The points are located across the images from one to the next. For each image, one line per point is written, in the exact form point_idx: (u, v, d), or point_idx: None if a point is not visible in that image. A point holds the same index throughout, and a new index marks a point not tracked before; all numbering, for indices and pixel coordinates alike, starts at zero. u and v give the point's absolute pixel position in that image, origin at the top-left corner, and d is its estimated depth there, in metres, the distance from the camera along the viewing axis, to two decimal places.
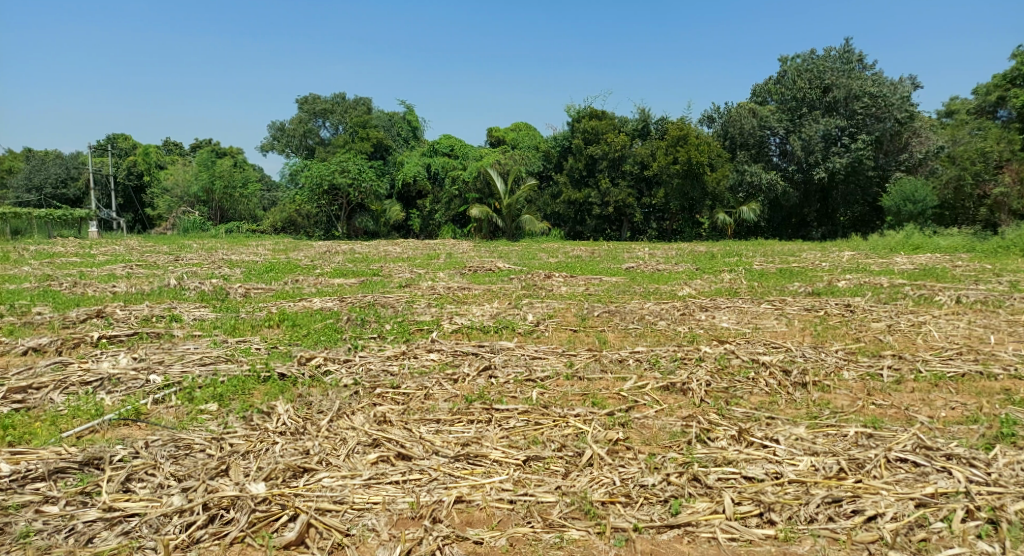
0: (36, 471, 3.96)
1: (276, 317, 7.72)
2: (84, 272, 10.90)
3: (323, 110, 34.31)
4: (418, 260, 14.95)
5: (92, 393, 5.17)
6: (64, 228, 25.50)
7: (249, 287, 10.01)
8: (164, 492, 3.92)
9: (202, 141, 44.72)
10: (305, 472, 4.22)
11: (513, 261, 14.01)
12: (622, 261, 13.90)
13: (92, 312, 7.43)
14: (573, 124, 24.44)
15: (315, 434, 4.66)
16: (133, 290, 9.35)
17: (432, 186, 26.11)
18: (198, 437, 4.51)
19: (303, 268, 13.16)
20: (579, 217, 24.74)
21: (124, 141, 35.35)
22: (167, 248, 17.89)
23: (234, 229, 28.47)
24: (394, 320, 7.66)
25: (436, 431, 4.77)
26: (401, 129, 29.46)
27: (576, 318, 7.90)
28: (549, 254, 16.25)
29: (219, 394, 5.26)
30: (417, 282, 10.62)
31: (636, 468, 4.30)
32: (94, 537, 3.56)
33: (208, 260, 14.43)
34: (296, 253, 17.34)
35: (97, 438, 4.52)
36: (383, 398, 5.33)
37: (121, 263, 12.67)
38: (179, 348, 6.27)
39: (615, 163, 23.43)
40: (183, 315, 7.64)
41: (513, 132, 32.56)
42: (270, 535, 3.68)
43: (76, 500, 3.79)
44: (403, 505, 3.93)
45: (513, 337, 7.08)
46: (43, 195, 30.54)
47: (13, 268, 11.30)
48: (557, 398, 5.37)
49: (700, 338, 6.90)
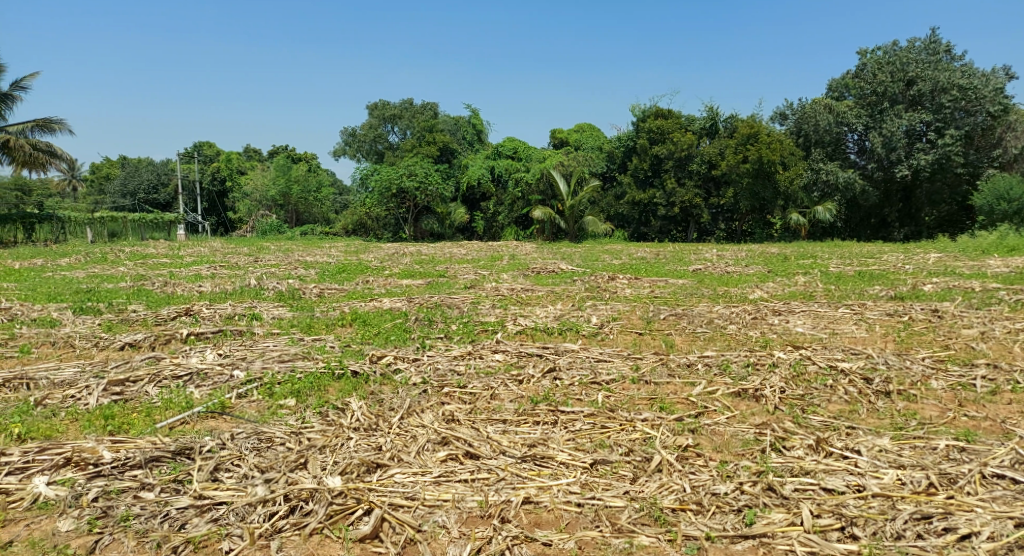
0: (134, 459, 4.20)
1: (348, 317, 7.95)
2: (174, 272, 11.58)
3: (391, 115, 35.00)
4: (483, 262, 15.09)
5: (182, 387, 5.46)
6: (155, 231, 27.11)
7: (323, 287, 10.34)
8: (249, 483, 4.10)
9: (279, 148, 46.57)
10: (378, 467, 4.34)
11: (576, 262, 13.95)
12: (689, 263, 13.70)
13: (180, 310, 7.84)
14: (638, 123, 24.15)
15: (387, 431, 4.79)
16: (218, 289, 9.83)
17: (495, 188, 26.25)
18: (279, 431, 4.71)
19: (374, 269, 13.52)
20: (643, 218, 24.45)
21: (209, 148, 37.23)
22: (247, 249, 18.79)
23: (309, 231, 29.58)
24: (460, 320, 7.77)
25: (504, 432, 4.82)
26: (466, 132, 30.10)
27: (641, 321, 7.81)
28: (614, 255, 16.15)
29: (297, 390, 5.47)
30: (482, 283, 10.75)
31: (708, 476, 4.23)
32: (186, 523, 3.75)
33: (285, 260, 15.02)
34: (367, 254, 17.89)
35: (188, 429, 4.78)
36: (450, 397, 5.42)
37: (206, 263, 13.36)
38: (260, 346, 6.55)
39: (682, 163, 23.04)
40: (262, 314, 7.98)
41: (577, 133, 32.48)
42: (346, 528, 3.80)
43: (170, 488, 4.00)
44: (472, 503, 3.99)
45: (578, 339, 7.07)
46: (137, 201, 32.53)
47: (110, 267, 12.11)
48: (624, 401, 5.33)
49: (774, 344, 6.70)
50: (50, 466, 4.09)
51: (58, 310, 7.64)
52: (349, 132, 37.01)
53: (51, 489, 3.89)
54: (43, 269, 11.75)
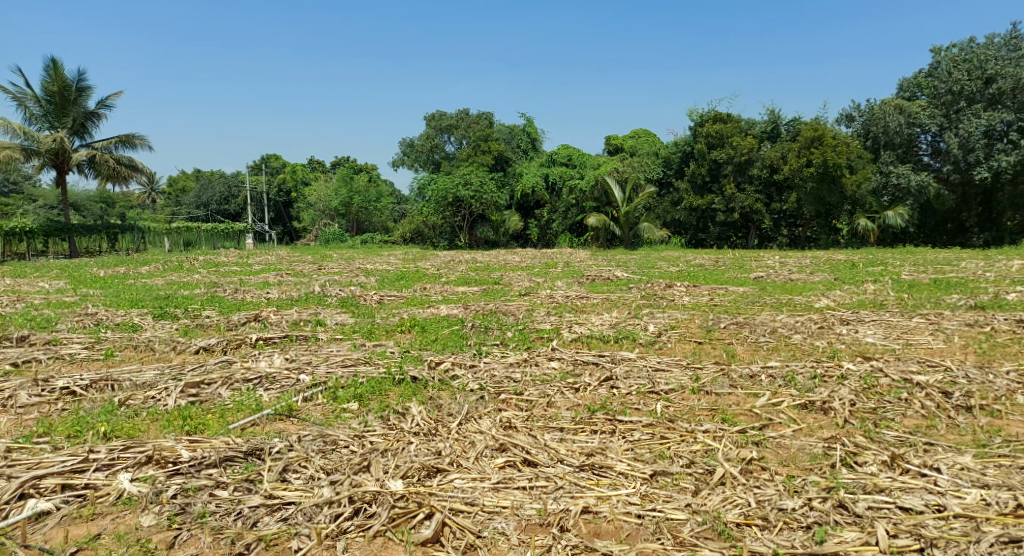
0: (210, 458, 4.37)
1: (406, 323, 8.09)
2: (243, 279, 12.02)
3: (448, 126, 35.50)
4: (537, 269, 15.10)
5: (252, 390, 5.67)
6: (226, 240, 28.33)
7: (383, 294, 10.56)
8: (316, 484, 4.22)
9: (342, 159, 47.90)
10: (438, 472, 4.40)
11: (633, 270, 13.82)
12: (751, 270, 13.40)
13: (250, 316, 8.15)
14: (696, 128, 23.80)
15: (446, 436, 4.85)
16: (284, 296, 10.15)
17: (550, 196, 26.28)
18: (343, 434, 4.83)
19: (430, 277, 13.72)
20: (701, 224, 23.95)
21: (276, 161, 38.65)
22: (311, 257, 19.30)
23: (369, 240, 30.33)
24: (516, 327, 7.81)
25: (561, 440, 4.82)
26: (521, 141, 30.39)
27: (701, 329, 7.68)
28: (671, 262, 15.91)
29: (360, 394, 5.61)
30: (537, 290, 10.79)
31: (774, 490, 4.13)
32: (258, 521, 3.89)
33: (348, 268, 15.42)
34: (424, 262, 18.17)
35: (258, 430, 4.96)
36: (507, 404, 5.46)
37: (273, 271, 13.83)
38: (324, 351, 6.75)
39: (741, 167, 22.51)
40: (326, 320, 8.21)
41: (632, 139, 32.28)
42: (408, 531, 3.87)
43: (243, 487, 4.15)
44: (531, 511, 4.01)
45: (635, 347, 7.00)
46: (210, 211, 33.99)
47: (186, 275, 12.69)
48: (685, 412, 5.25)
49: (842, 354, 6.50)
50: (133, 463, 4.28)
51: (139, 316, 8.05)
52: (407, 142, 37.80)
53: (134, 485, 4.06)
54: (123, 277, 12.39)
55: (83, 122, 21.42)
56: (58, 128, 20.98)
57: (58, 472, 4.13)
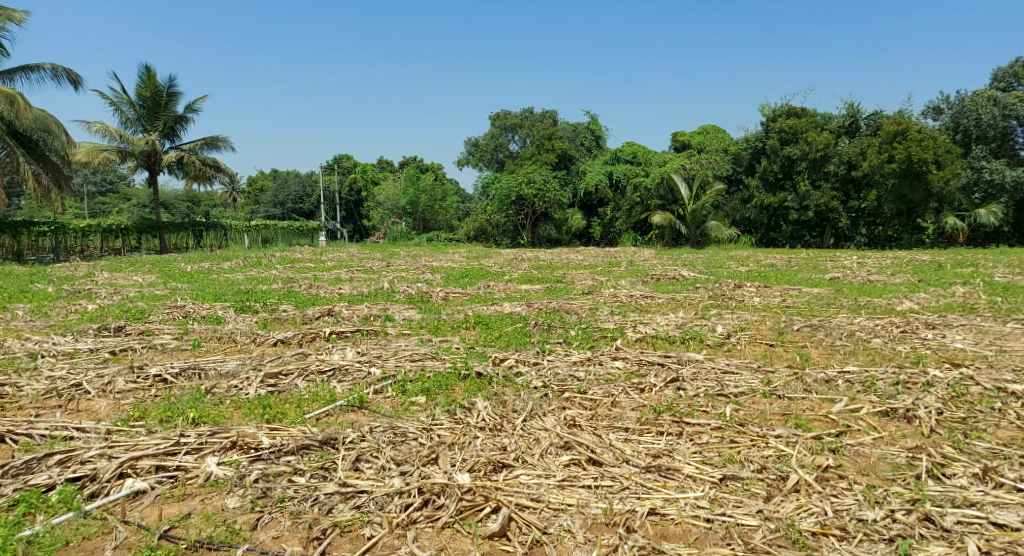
0: (288, 446, 4.57)
1: (471, 320, 8.20)
2: (317, 275, 12.45)
3: (512, 125, 35.62)
4: (600, 267, 15.07)
5: (326, 382, 5.88)
6: (301, 238, 29.78)
7: (448, 291, 10.73)
8: (387, 474, 4.34)
9: (409, 159, 48.82)
10: (504, 467, 4.46)
11: (700, 270, 13.54)
12: (826, 271, 12.98)
13: (323, 310, 8.43)
14: (768, 123, 23.16)
15: (511, 432, 4.91)
16: (355, 291, 10.46)
17: (613, 194, 26.06)
18: (412, 426, 4.95)
19: (494, 274, 13.87)
20: (773, 223, 23.26)
21: (346, 160, 39.75)
22: (381, 255, 19.77)
23: (434, 238, 30.87)
24: (579, 326, 7.80)
25: (626, 440, 4.79)
26: (585, 139, 30.27)
27: (772, 332, 7.49)
28: (740, 262, 15.51)
29: (427, 388, 5.73)
30: (600, 289, 10.74)
31: (853, 500, 4.00)
32: (333, 508, 4.03)
33: (413, 265, 15.78)
34: (488, 260, 18.38)
35: (332, 420, 5.14)
36: (572, 402, 5.46)
37: (345, 268, 14.29)
38: (393, 345, 6.93)
39: (817, 164, 21.71)
40: (395, 315, 8.41)
41: (700, 136, 31.69)
42: (476, 524, 3.94)
43: (318, 474, 4.31)
44: (597, 510, 4.02)
45: (702, 349, 6.89)
46: (286, 210, 35.43)
47: (264, 270, 13.29)
48: (755, 416, 5.15)
49: (927, 360, 6.22)
50: (219, 448, 4.51)
51: (223, 309, 8.46)
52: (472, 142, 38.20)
53: (221, 469, 4.28)
54: (208, 272, 13.01)
55: (172, 125, 22.51)
56: (150, 132, 22.15)
57: (152, 454, 4.39)
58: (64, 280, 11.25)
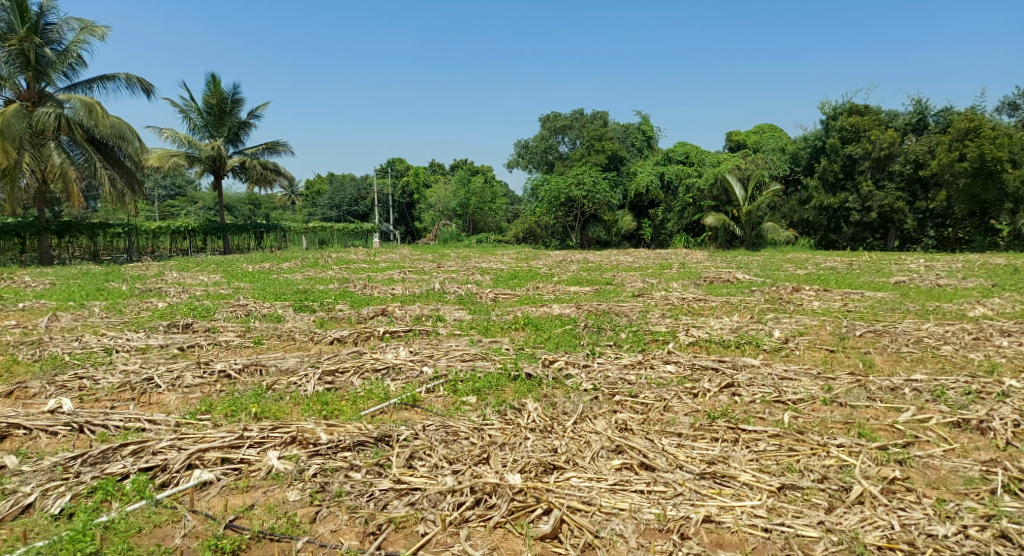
0: (344, 442, 4.67)
1: (521, 321, 8.22)
2: (371, 276, 12.68)
3: (562, 126, 35.53)
4: (651, 269, 14.90)
5: (380, 380, 5.99)
6: (355, 239, 30.46)
7: (498, 292, 10.77)
8: (439, 472, 4.39)
9: (460, 162, 49.31)
10: (554, 469, 4.46)
11: (755, 272, 13.23)
12: (890, 274, 12.52)
13: (377, 310, 8.59)
14: (829, 121, 22.49)
15: (561, 434, 4.90)
16: (407, 292, 10.61)
17: (665, 195, 25.65)
18: (463, 425, 5.00)
19: (543, 276, 13.86)
20: (833, 224, 22.54)
21: (399, 163, 40.38)
22: (432, 256, 20.00)
23: (484, 239, 31.06)
24: (630, 329, 7.74)
25: (679, 445, 4.72)
26: (636, 139, 30.02)
27: (833, 337, 7.27)
28: (798, 264, 15.07)
29: (478, 388, 5.78)
30: (651, 292, 10.62)
31: (922, 514, 3.88)
32: (388, 504, 4.10)
33: (464, 266, 15.89)
34: (537, 262, 18.37)
35: (386, 418, 5.23)
36: (623, 406, 5.42)
37: (398, 269, 14.51)
38: (445, 345, 7.01)
39: (881, 163, 20.94)
40: (446, 316, 8.50)
41: (756, 135, 31.03)
42: (528, 525, 3.95)
43: (374, 470, 4.40)
44: (650, 515, 3.98)
45: (758, 353, 6.75)
46: (342, 212, 36.32)
47: (319, 271, 13.60)
48: (815, 424, 5.01)
49: (1002, 369, 5.95)
50: (280, 442, 4.64)
51: (282, 307, 8.70)
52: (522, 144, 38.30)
53: (281, 462, 4.41)
54: (268, 272, 13.40)
55: (236, 132, 23.23)
56: (215, 137, 22.96)
57: (218, 446, 4.55)
58: (135, 279, 11.78)
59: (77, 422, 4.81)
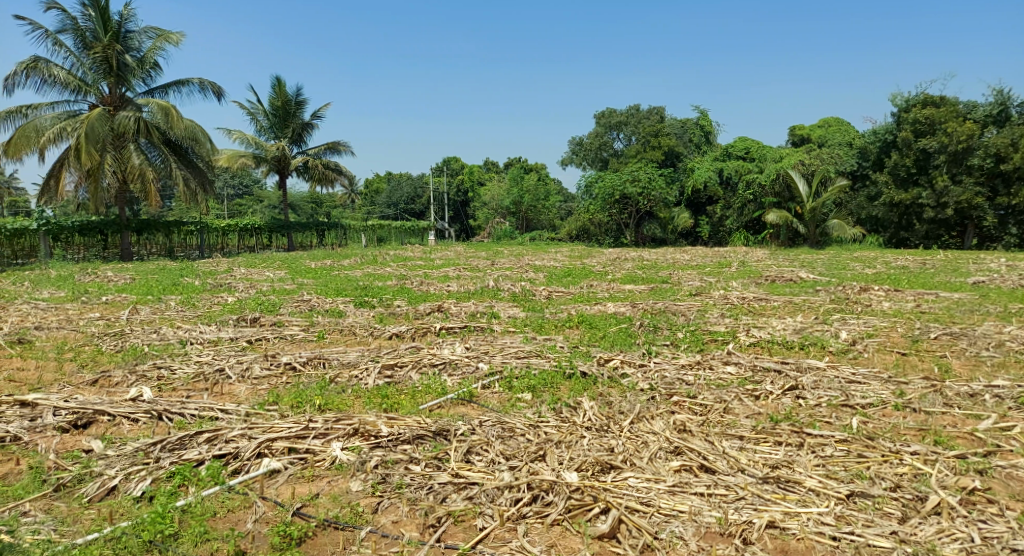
0: (404, 435, 4.76)
1: (575, 319, 8.20)
2: (427, 273, 12.88)
3: (617, 122, 35.19)
4: (709, 268, 14.66)
5: (437, 374, 6.08)
6: (412, 237, 30.94)
7: (552, 290, 10.77)
8: (496, 468, 4.44)
9: (514, 160, 49.48)
10: (612, 469, 4.44)
11: (819, 271, 12.84)
12: (967, 274, 11.98)
13: (434, 306, 8.71)
14: (901, 113, 21.60)
15: (618, 433, 4.88)
16: (462, 289, 10.72)
17: (724, 191, 25.11)
18: (519, 422, 5.03)
19: (597, 274, 13.79)
20: (904, 221, 21.58)
21: (455, 162, 40.78)
22: (488, 254, 20.11)
23: (537, 237, 31.08)
24: (687, 328, 7.63)
25: (741, 449, 4.63)
26: (694, 134, 29.67)
27: (905, 340, 7.00)
28: (865, 263, 14.52)
29: (533, 385, 5.80)
30: (710, 291, 10.43)
31: (1005, 528, 3.73)
32: (447, 497, 4.17)
33: (518, 264, 15.96)
34: (590, 260, 18.24)
35: (444, 412, 5.31)
36: (681, 407, 5.35)
37: (453, 266, 14.67)
38: (500, 342, 7.05)
39: (958, 157, 19.95)
40: (500, 313, 8.56)
41: (820, 129, 30.10)
42: (585, 524, 3.95)
43: (433, 464, 4.47)
44: (711, 518, 3.92)
45: (824, 356, 6.57)
46: (399, 210, 36.97)
47: (377, 268, 13.88)
48: (887, 430, 4.85)
49: None
50: (343, 434, 4.78)
51: (344, 303, 8.92)
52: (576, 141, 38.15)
53: (344, 453, 4.53)
54: (330, 269, 13.71)
55: (300, 132, 23.86)
56: (280, 137, 23.64)
57: (285, 436, 4.71)
58: (206, 275, 12.27)
59: (156, 410, 5.06)
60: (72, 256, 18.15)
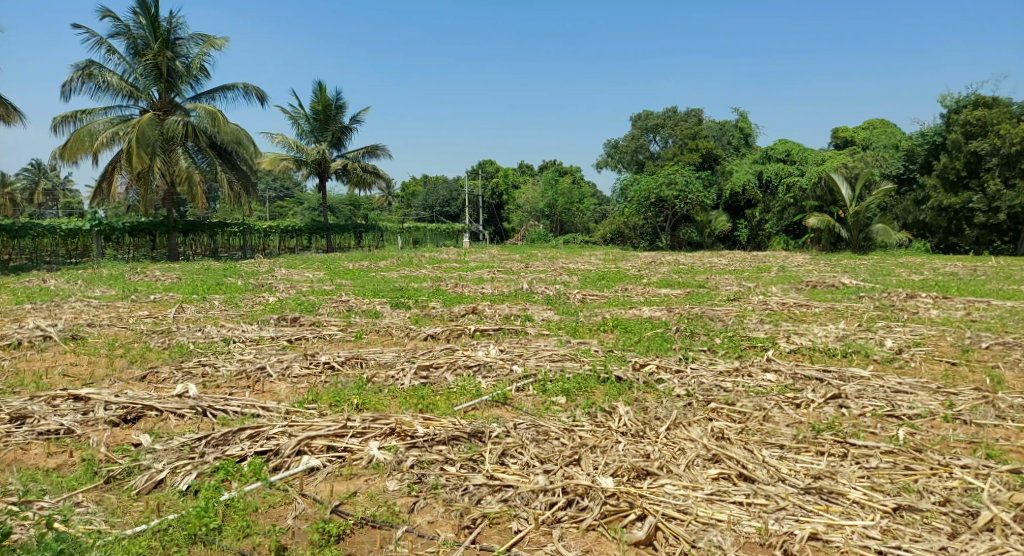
0: (439, 435, 4.79)
1: (610, 323, 8.17)
2: (462, 275, 12.95)
3: (654, 125, 34.92)
4: (747, 272, 14.44)
5: (472, 376, 6.10)
6: (447, 239, 31.17)
7: (586, 293, 10.72)
8: (531, 471, 4.43)
9: (550, 163, 49.44)
10: (648, 475, 4.40)
11: (862, 277, 12.54)
12: (1018, 281, 11.60)
13: (469, 308, 8.76)
14: (951, 115, 21.01)
15: (654, 439, 4.83)
16: (496, 291, 10.75)
17: (763, 194, 24.69)
18: (554, 425, 5.02)
19: (632, 277, 13.71)
20: (954, 226, 20.93)
21: (490, 165, 40.92)
22: (522, 256, 20.08)
23: (571, 240, 31.01)
24: (725, 334, 7.52)
25: (781, 458, 4.55)
26: (733, 137, 29.33)
27: (954, 349, 6.80)
28: (911, 269, 14.14)
29: (567, 389, 5.78)
30: (748, 296, 10.27)
31: None
32: (482, 499, 4.18)
33: (552, 267, 15.92)
34: (625, 263, 18.13)
35: (478, 414, 5.33)
36: (718, 414, 5.27)
37: (487, 268, 14.75)
38: (534, 345, 7.05)
39: (1012, 160, 19.28)
40: (534, 315, 8.55)
41: (864, 132, 29.43)
42: (621, 530, 3.92)
43: (468, 465, 4.49)
44: (750, 528, 3.86)
45: (868, 364, 6.41)
46: (435, 212, 37.27)
47: (412, 269, 14.04)
48: (935, 442, 4.70)
49: None
50: (380, 433, 4.83)
51: (381, 304, 9.03)
52: (611, 143, 37.96)
53: (381, 453, 4.58)
54: (367, 270, 13.90)
55: (339, 135, 24.21)
56: (320, 140, 24.02)
57: (324, 434, 4.78)
58: (249, 275, 12.53)
59: (201, 406, 5.18)
60: (122, 256, 18.90)
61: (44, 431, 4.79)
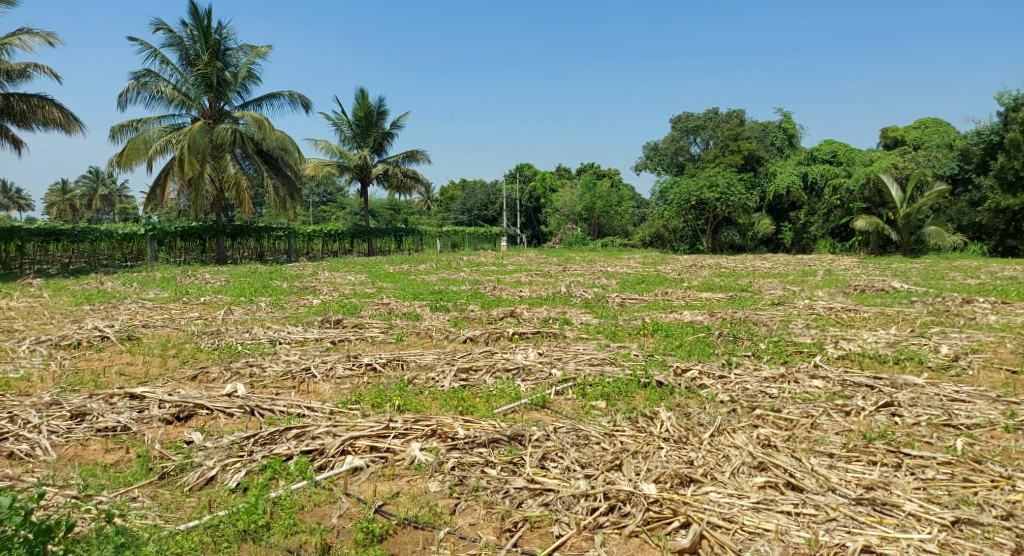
0: (480, 438, 4.80)
1: (650, 327, 8.09)
2: (500, 278, 12.99)
3: (694, 126, 34.53)
4: (791, 276, 14.12)
5: (511, 379, 6.11)
6: (485, 242, 31.30)
7: (626, 297, 10.63)
8: (572, 475, 4.42)
9: (588, 165, 49.29)
10: (691, 482, 4.34)
11: (913, 281, 12.16)
12: None
13: (507, 311, 8.77)
14: (1008, 113, 20.26)
15: (697, 446, 4.76)
16: (534, 294, 10.74)
17: (808, 196, 24.14)
18: (595, 430, 5.00)
19: (673, 281, 13.55)
20: (1012, 228, 20.09)
21: (528, 169, 40.96)
22: (559, 260, 20.02)
23: (610, 243, 30.84)
24: (769, 339, 7.37)
25: (831, 467, 4.44)
26: (776, 138, 28.79)
27: (1014, 356, 6.54)
28: (966, 273, 13.66)
29: (607, 393, 5.75)
30: (792, 300, 10.06)
31: None
32: (523, 502, 4.18)
33: (590, 270, 15.83)
34: (664, 266, 17.93)
35: (518, 417, 5.34)
36: (763, 421, 5.17)
37: (525, 271, 14.75)
38: (573, 348, 7.03)
39: None
40: (573, 319, 8.53)
41: (915, 131, 28.58)
42: (665, 537, 3.88)
43: (508, 468, 4.50)
44: (799, 538, 3.78)
45: (922, 371, 6.21)
46: (473, 216, 37.51)
47: (451, 272, 14.12)
48: (995, 453, 4.54)
49: None
50: (421, 435, 4.87)
51: (421, 306, 9.12)
52: (651, 146, 37.67)
53: (423, 454, 4.62)
54: (407, 273, 14.04)
55: (381, 141, 24.53)
56: (362, 146, 24.35)
57: (367, 435, 4.85)
58: (292, 278, 12.77)
59: (248, 405, 5.31)
60: (174, 260, 19.28)
61: (102, 428, 4.96)
